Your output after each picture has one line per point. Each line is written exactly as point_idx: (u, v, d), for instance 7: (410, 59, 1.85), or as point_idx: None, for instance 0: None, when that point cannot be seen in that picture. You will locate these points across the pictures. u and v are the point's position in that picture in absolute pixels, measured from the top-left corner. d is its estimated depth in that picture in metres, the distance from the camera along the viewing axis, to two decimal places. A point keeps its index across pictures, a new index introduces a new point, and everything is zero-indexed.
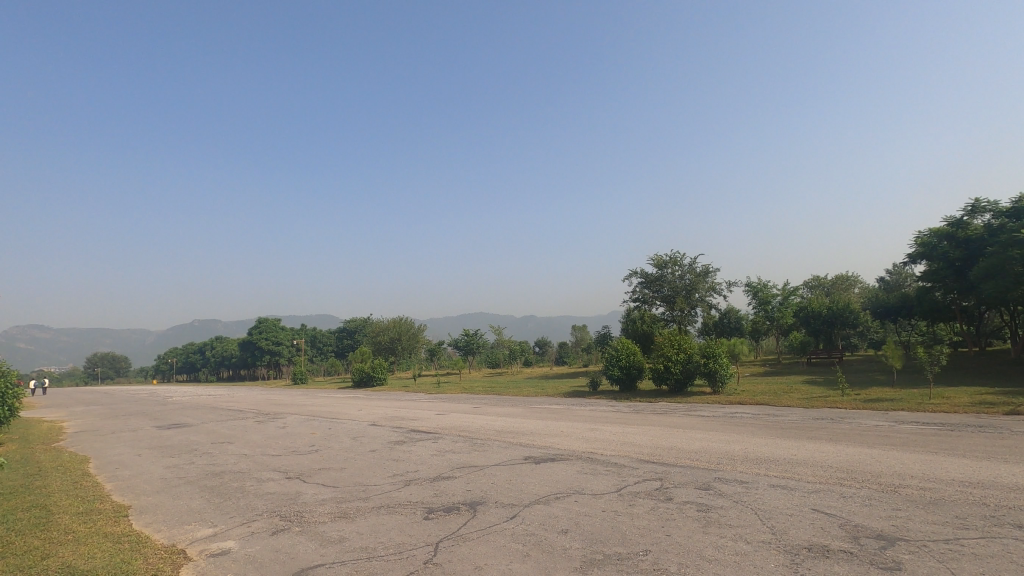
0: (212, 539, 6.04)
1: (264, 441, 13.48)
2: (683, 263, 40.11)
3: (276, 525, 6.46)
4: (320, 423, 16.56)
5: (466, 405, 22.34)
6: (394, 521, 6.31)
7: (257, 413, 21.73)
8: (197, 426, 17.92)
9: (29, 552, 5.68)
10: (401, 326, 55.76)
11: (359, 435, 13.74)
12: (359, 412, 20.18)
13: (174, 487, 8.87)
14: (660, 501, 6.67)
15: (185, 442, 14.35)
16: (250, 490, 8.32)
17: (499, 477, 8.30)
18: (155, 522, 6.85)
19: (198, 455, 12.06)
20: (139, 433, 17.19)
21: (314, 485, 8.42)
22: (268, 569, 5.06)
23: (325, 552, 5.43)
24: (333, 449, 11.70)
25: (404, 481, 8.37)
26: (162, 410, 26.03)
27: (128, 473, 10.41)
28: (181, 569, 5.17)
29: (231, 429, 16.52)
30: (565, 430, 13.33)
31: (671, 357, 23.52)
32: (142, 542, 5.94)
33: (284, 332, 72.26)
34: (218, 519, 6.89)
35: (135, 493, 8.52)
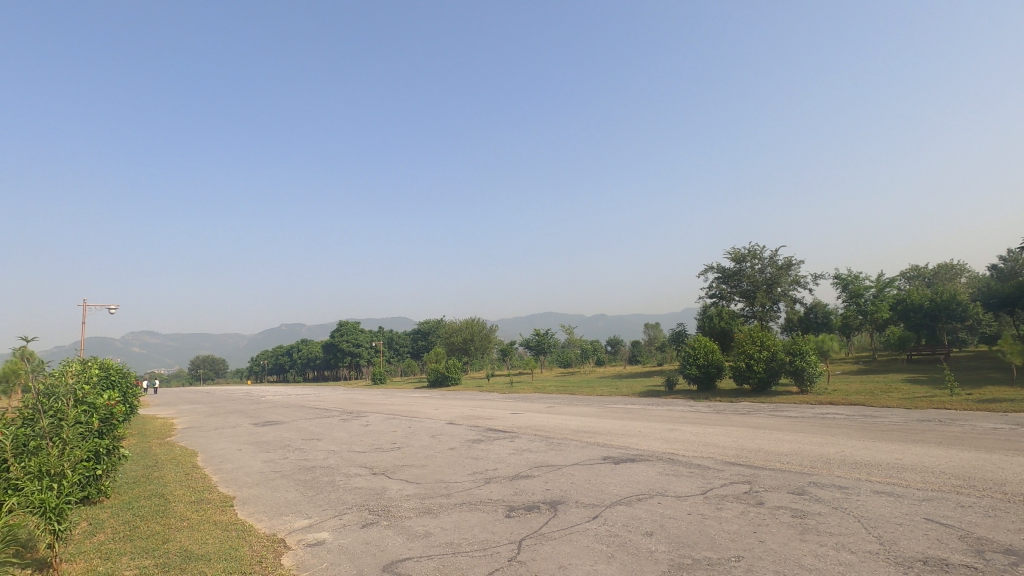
0: (308, 530, 6.39)
1: (350, 438, 14.15)
2: (763, 256, 38.18)
3: (365, 518, 6.75)
4: (400, 422, 17.16)
5: (540, 404, 22.35)
6: (477, 518, 6.41)
7: (342, 412, 22.85)
8: (289, 424, 19.09)
9: (153, 536, 6.26)
10: (474, 326, 56.57)
11: (437, 433, 14.13)
12: (436, 411, 20.72)
13: (271, 480, 9.47)
14: (750, 505, 6.35)
15: (279, 439, 15.30)
16: (339, 485, 8.75)
17: (578, 477, 8.22)
18: (257, 513, 7.36)
19: (291, 451, 12.84)
20: (239, 430, 18.55)
21: (398, 481, 8.72)
22: (359, 561, 5.27)
23: (412, 546, 5.59)
24: (414, 446, 12.07)
25: (484, 479, 8.49)
26: (257, 408, 27.96)
27: (231, 466, 11.26)
28: (282, 556, 5.50)
29: (318, 427, 17.48)
30: (643, 430, 13.00)
31: (753, 355, 22.42)
32: (247, 531, 6.40)
33: (364, 333, 75.48)
34: (311, 511, 7.28)
35: (238, 485, 9.20)
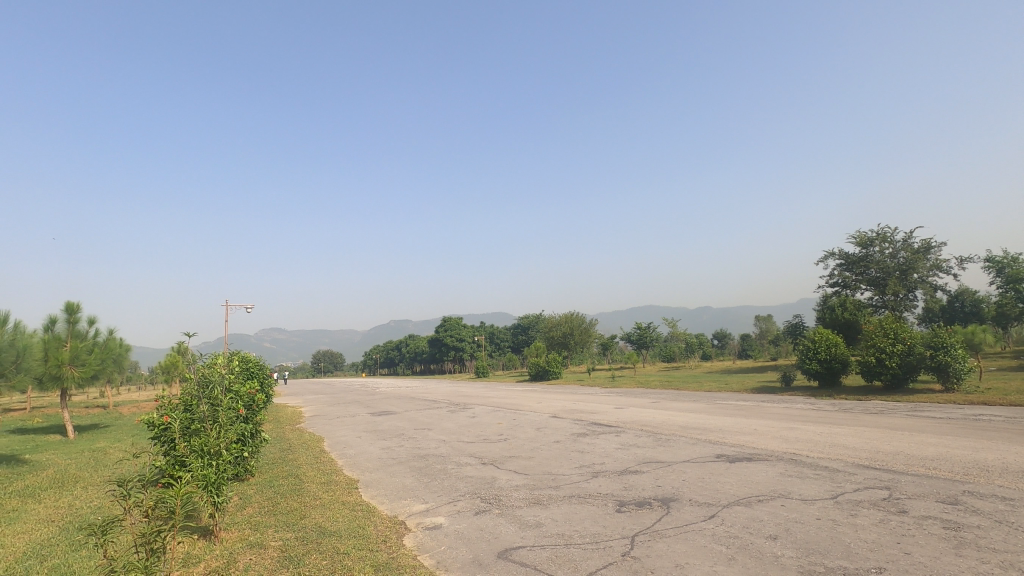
0: (426, 514, 6.74)
1: (458, 429, 14.67)
2: (894, 239, 34.38)
3: (478, 505, 6.99)
4: (505, 414, 17.53)
5: (644, 399, 21.80)
6: (587, 511, 6.40)
7: (449, 403, 23.76)
8: (402, 414, 20.21)
9: (292, 511, 6.93)
10: (573, 321, 56.30)
11: (542, 426, 14.26)
12: (539, 404, 20.93)
13: (389, 466, 10.10)
14: (890, 513, 5.76)
15: (393, 428, 16.28)
16: (451, 473, 9.14)
17: (691, 474, 7.92)
18: (379, 495, 7.89)
19: (405, 439, 13.60)
20: (358, 419, 19.96)
21: (507, 471, 8.92)
22: (474, 547, 5.46)
23: (524, 535, 5.70)
24: (520, 438, 12.27)
25: (591, 472, 8.45)
26: (373, 399, 29.91)
27: (353, 452, 12.17)
28: (404, 537, 5.85)
29: (429, 418, 18.34)
30: (758, 428, 12.25)
31: (885, 349, 20.26)
32: (371, 512, 6.88)
33: (466, 328, 77.89)
34: (427, 496, 7.67)
35: (361, 469, 9.92)
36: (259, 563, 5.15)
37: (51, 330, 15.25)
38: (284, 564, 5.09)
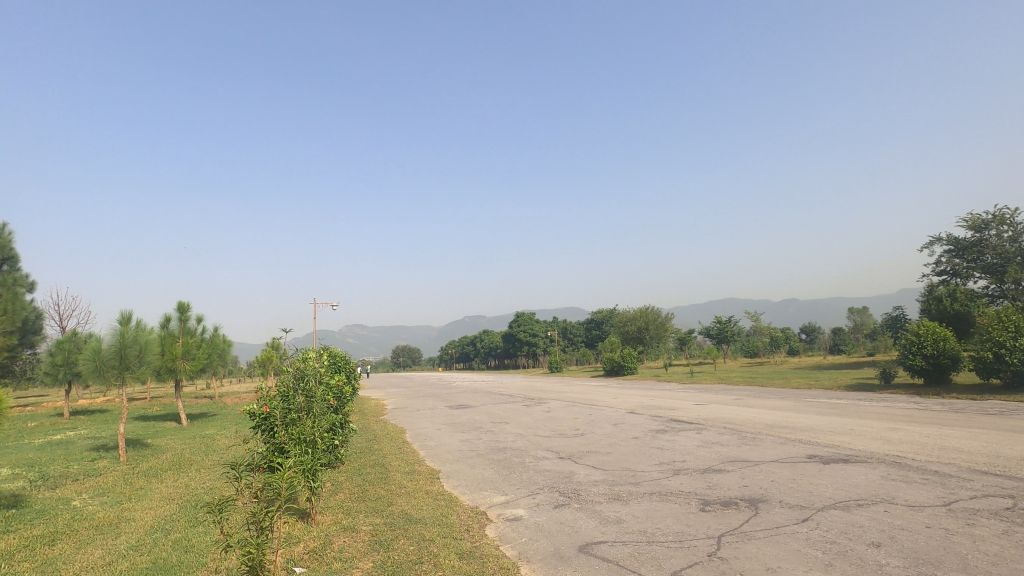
0: (506, 506, 6.86)
1: (534, 423, 14.76)
2: (1015, 220, 30.83)
3: (557, 499, 7.02)
4: (581, 409, 17.43)
5: (726, 396, 20.94)
6: (669, 509, 6.26)
7: (524, 398, 23.94)
8: (479, 408, 20.62)
9: (380, 498, 7.29)
10: (649, 315, 54.91)
11: (619, 421, 14.06)
12: (615, 399, 20.66)
13: (469, 458, 10.35)
14: (1015, 524, 5.21)
15: (471, 421, 16.64)
16: (529, 466, 9.23)
17: (781, 475, 7.52)
18: (460, 486, 8.12)
19: (483, 432, 13.89)
20: (437, 412, 20.59)
21: (585, 466, 8.89)
22: (554, 539, 5.50)
23: (605, 530, 5.66)
24: (597, 434, 12.17)
25: (672, 470, 8.25)
26: (450, 393, 30.69)
27: (434, 443, 12.57)
28: (485, 527, 6.00)
29: (505, 412, 18.58)
30: (855, 428, 11.42)
31: (1004, 343, 18.25)
32: (453, 502, 7.09)
33: (539, 324, 78.08)
34: (507, 489, 7.79)
35: (442, 461, 10.24)
36: (352, 546, 5.46)
37: (167, 327, 16.86)
38: (375, 547, 5.37)
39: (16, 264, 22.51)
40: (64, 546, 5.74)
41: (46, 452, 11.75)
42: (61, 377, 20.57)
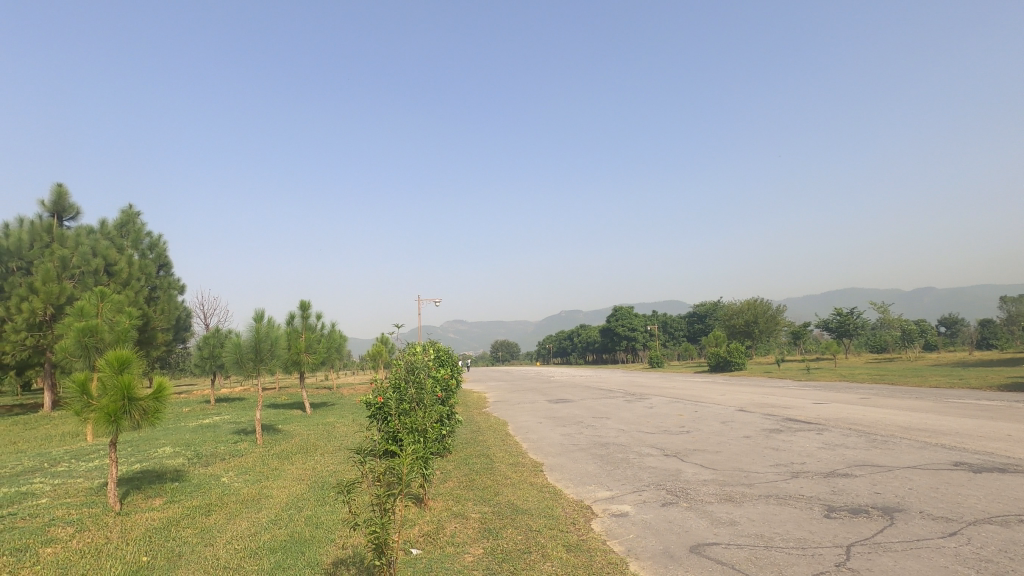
0: (611, 501, 6.80)
1: (636, 419, 14.45)
2: None
3: (664, 497, 6.84)
4: (686, 406, 16.80)
5: (850, 395, 19.17)
6: (789, 513, 5.87)
7: (625, 393, 23.49)
8: (579, 403, 20.54)
9: (487, 488, 7.53)
10: (757, 307, 51.59)
11: (728, 420, 13.37)
12: (723, 397, 19.65)
13: (571, 452, 10.37)
14: None
15: (571, 415, 16.64)
16: (634, 462, 9.07)
17: (921, 483, 6.77)
18: (564, 479, 8.17)
19: (583, 426, 13.85)
20: (537, 405, 20.82)
21: (693, 464, 8.58)
22: (663, 538, 5.37)
23: (717, 532, 5.44)
24: (704, 431, 11.68)
25: (790, 472, 7.72)
26: (549, 387, 30.84)
27: (536, 436, 12.74)
28: (591, 521, 5.99)
29: (605, 407, 18.39)
30: (1013, 433, 9.98)
31: None
32: (558, 494, 7.15)
33: (638, 317, 76.24)
34: (611, 484, 7.71)
35: (545, 454, 10.35)
36: (463, 532, 5.68)
37: (292, 324, 18.50)
38: (484, 534, 5.55)
39: (170, 269, 25.82)
40: (217, 516, 6.52)
41: (198, 434, 13.38)
42: (207, 368, 23.28)
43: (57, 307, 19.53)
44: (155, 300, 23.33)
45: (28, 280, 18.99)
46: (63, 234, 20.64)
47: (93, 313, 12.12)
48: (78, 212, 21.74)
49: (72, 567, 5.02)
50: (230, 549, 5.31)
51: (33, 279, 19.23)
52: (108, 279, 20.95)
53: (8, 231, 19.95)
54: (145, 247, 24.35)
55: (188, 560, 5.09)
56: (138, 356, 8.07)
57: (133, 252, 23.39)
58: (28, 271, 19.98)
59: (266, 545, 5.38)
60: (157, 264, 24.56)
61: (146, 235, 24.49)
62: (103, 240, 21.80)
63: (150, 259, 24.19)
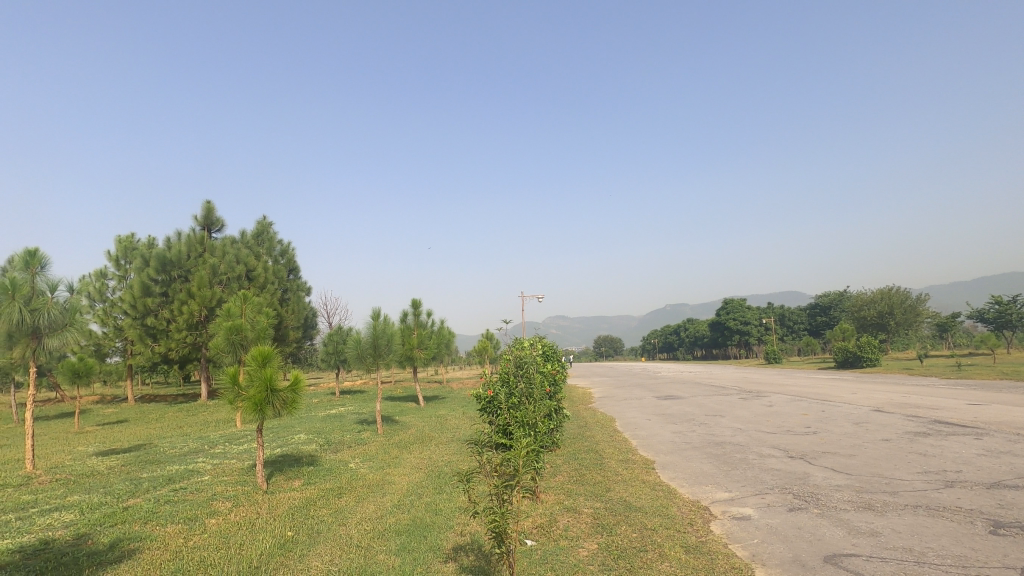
0: (731, 503, 6.45)
1: (755, 418, 13.57)
2: None
3: (792, 502, 6.36)
4: (812, 405, 15.50)
5: (1015, 395, 16.61)
6: (944, 527, 5.22)
7: (740, 390, 22.17)
8: (689, 399, 19.73)
9: (598, 483, 7.46)
10: (893, 296, 46.39)
11: (861, 420, 12.15)
12: (855, 396, 17.89)
13: (684, 450, 9.98)
14: None
15: (682, 412, 16.01)
16: (754, 463, 8.53)
17: None
18: (678, 478, 7.88)
19: (696, 424, 13.26)
20: (645, 402, 20.28)
21: (823, 468, 7.90)
22: (792, 545, 5.00)
23: (856, 542, 4.96)
24: (834, 433, 10.71)
25: (943, 481, 6.85)
26: (656, 383, 29.91)
27: (645, 433, 12.41)
28: (710, 523, 5.73)
29: (718, 404, 17.47)
30: None
31: None
32: (673, 493, 6.91)
33: (752, 311, 71.74)
34: (729, 485, 7.31)
35: (656, 451, 10.05)
36: (576, 526, 5.69)
37: (406, 321, 19.58)
38: (598, 530, 5.52)
39: (298, 273, 28.41)
40: (347, 499, 7.08)
41: (328, 423, 14.60)
42: (332, 363, 25.33)
43: (210, 309, 22.27)
44: (287, 301, 25.77)
45: (187, 285, 21.84)
46: (212, 244, 23.46)
47: (239, 313, 13.68)
48: (223, 225, 24.56)
49: (232, 537, 5.71)
50: (361, 529, 5.75)
51: (191, 284, 22.08)
52: (249, 283, 23.47)
53: (170, 244, 23.04)
54: (278, 254, 26.94)
55: (325, 537, 5.58)
56: (278, 352, 8.97)
57: (268, 258, 26.00)
58: (186, 278, 22.94)
59: (391, 528, 5.75)
60: (287, 268, 27.10)
61: (279, 242, 27.10)
62: (244, 249, 24.48)
63: (282, 264, 26.75)
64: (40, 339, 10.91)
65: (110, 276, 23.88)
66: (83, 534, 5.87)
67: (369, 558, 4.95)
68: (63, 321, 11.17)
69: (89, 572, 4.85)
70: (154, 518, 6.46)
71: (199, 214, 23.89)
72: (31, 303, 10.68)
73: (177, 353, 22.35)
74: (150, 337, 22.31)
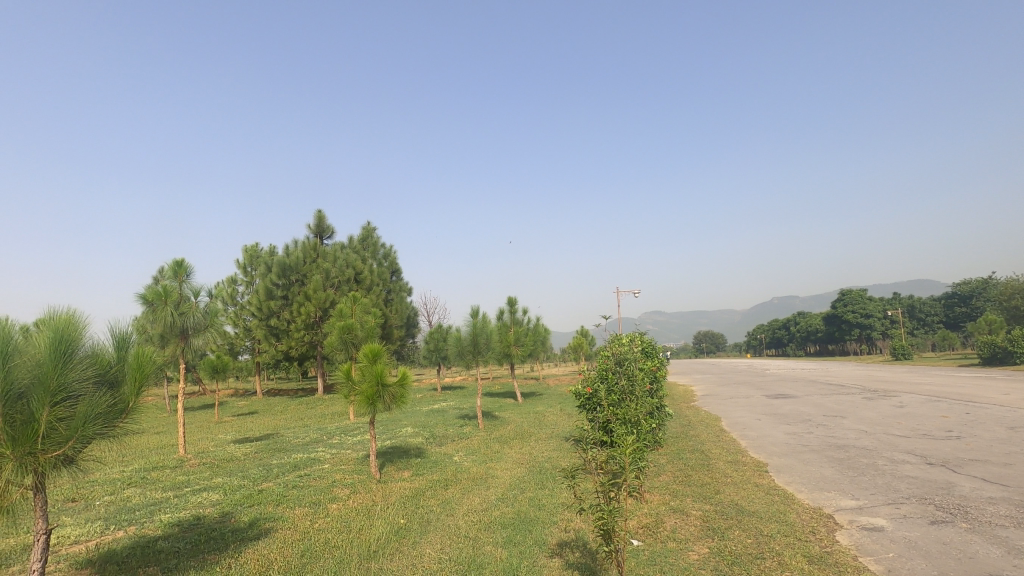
0: (860, 512, 5.90)
1: (883, 420, 12.31)
2: None
3: (933, 514, 5.70)
4: (953, 406, 13.77)
5: None
6: None
7: (863, 389, 20.22)
8: (803, 399, 18.33)
9: (706, 485, 7.14)
10: None
11: (1018, 425, 10.60)
12: (1008, 396, 15.65)
13: (801, 453, 9.29)
14: None
15: (797, 412, 14.90)
16: (885, 470, 7.74)
17: None
18: (795, 483, 7.35)
19: (814, 425, 12.28)
20: (753, 400, 19.13)
21: (971, 478, 6.99)
22: (937, 562, 4.49)
23: (1017, 563, 4.35)
24: (983, 438, 9.44)
25: None
26: (765, 381, 28.07)
27: (755, 434, 11.70)
28: (836, 533, 5.28)
29: (838, 404, 16.04)
30: None
31: None
32: (791, 499, 6.46)
33: (874, 302, 65.17)
34: (857, 493, 6.70)
35: (768, 453, 9.44)
36: (685, 528, 5.49)
37: (503, 318, 19.95)
38: (709, 533, 5.28)
39: (400, 274, 29.88)
40: (454, 490, 7.35)
41: (432, 417, 15.25)
42: (434, 360, 26.39)
43: (324, 310, 24.10)
44: (392, 302, 27.24)
45: (304, 289, 23.79)
46: (324, 250, 25.30)
47: (350, 313, 14.66)
48: (333, 232, 26.45)
49: (352, 521, 6.14)
50: (469, 520, 5.94)
51: (307, 287, 24.02)
52: (358, 286, 25.10)
53: (288, 252, 25.18)
54: (382, 257, 28.55)
55: (436, 526, 5.82)
56: (386, 350, 9.50)
57: (373, 261, 27.62)
58: (303, 282, 24.96)
59: (497, 520, 5.89)
60: (391, 270, 28.64)
61: (383, 246, 28.71)
62: (352, 253, 26.14)
63: (386, 267, 28.30)
64: (187, 338, 12.38)
65: (240, 282, 26.56)
66: (226, 513, 6.58)
67: (477, 548, 5.10)
68: (205, 322, 12.60)
69: (235, 547, 5.44)
70: (284, 501, 7.11)
71: (312, 222, 25.87)
72: (179, 307, 12.13)
73: (297, 350, 24.42)
74: (274, 337, 24.55)
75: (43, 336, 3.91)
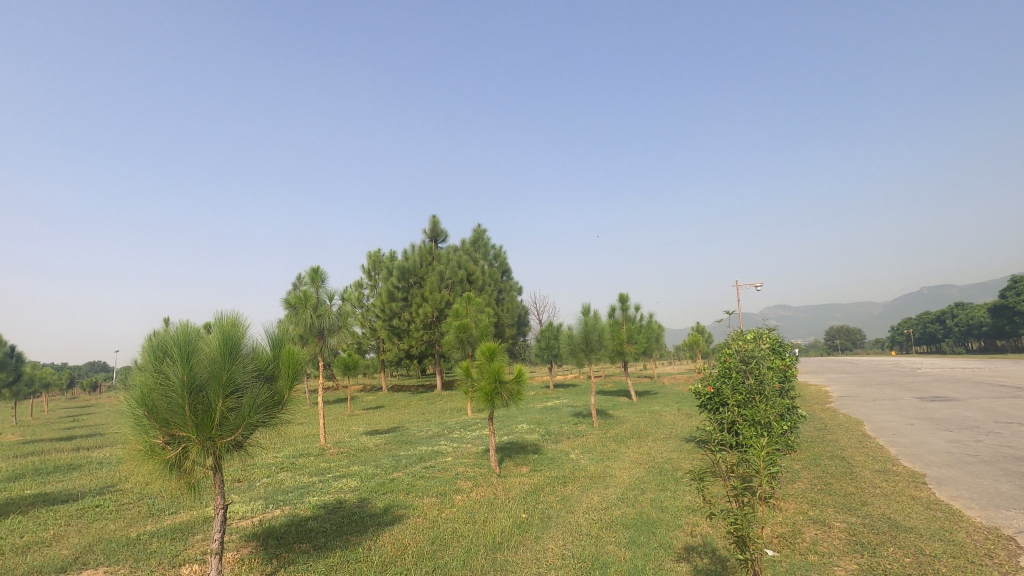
0: None
1: None
2: None
3: None
4: None
5: None
6: None
7: None
8: (965, 402, 15.98)
9: (850, 495, 6.49)
10: None
11: None
12: None
13: (968, 464, 8.09)
14: None
15: (959, 417, 13.03)
16: None
17: None
18: (963, 498, 6.42)
19: (982, 432, 10.67)
20: (902, 403, 17.04)
21: None
22: None
23: None
24: None
25: None
26: (916, 381, 24.83)
27: (907, 440, 10.40)
28: (1018, 558, 4.55)
29: (1013, 409, 13.77)
30: None
31: None
32: (958, 516, 5.66)
33: None
34: None
35: (926, 463, 8.35)
36: (828, 541, 5.03)
37: (614, 315, 19.61)
38: (856, 549, 4.79)
39: (510, 274, 30.49)
40: (572, 488, 7.36)
41: (546, 415, 15.37)
42: (545, 357, 26.61)
43: (440, 310, 25.31)
44: (503, 301, 27.91)
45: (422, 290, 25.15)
46: (439, 253, 26.59)
47: (464, 313, 15.22)
48: (447, 235, 27.66)
49: (475, 513, 6.38)
50: (589, 518, 5.92)
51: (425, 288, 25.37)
52: (471, 286, 26.04)
53: (407, 256, 26.75)
54: (493, 259, 29.37)
55: (557, 522, 5.88)
56: (502, 348, 9.74)
57: (484, 263, 28.50)
58: (421, 284, 26.38)
59: (618, 520, 5.81)
60: (501, 271, 29.35)
61: (493, 248, 29.52)
62: (464, 255, 27.16)
63: (496, 267, 29.05)
64: (324, 338, 13.62)
65: (365, 286, 28.67)
66: (363, 499, 7.14)
67: (600, 547, 5.07)
68: (338, 323, 13.77)
69: (373, 530, 5.88)
70: (413, 490, 7.57)
71: (427, 227, 27.26)
72: (317, 309, 13.35)
73: (417, 349, 25.85)
74: (396, 336, 26.20)
75: (216, 337, 4.51)
